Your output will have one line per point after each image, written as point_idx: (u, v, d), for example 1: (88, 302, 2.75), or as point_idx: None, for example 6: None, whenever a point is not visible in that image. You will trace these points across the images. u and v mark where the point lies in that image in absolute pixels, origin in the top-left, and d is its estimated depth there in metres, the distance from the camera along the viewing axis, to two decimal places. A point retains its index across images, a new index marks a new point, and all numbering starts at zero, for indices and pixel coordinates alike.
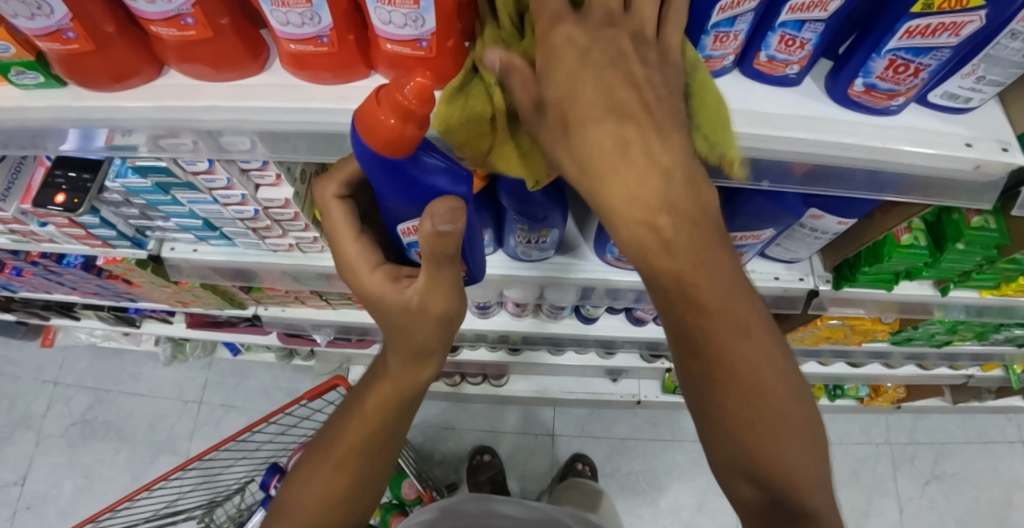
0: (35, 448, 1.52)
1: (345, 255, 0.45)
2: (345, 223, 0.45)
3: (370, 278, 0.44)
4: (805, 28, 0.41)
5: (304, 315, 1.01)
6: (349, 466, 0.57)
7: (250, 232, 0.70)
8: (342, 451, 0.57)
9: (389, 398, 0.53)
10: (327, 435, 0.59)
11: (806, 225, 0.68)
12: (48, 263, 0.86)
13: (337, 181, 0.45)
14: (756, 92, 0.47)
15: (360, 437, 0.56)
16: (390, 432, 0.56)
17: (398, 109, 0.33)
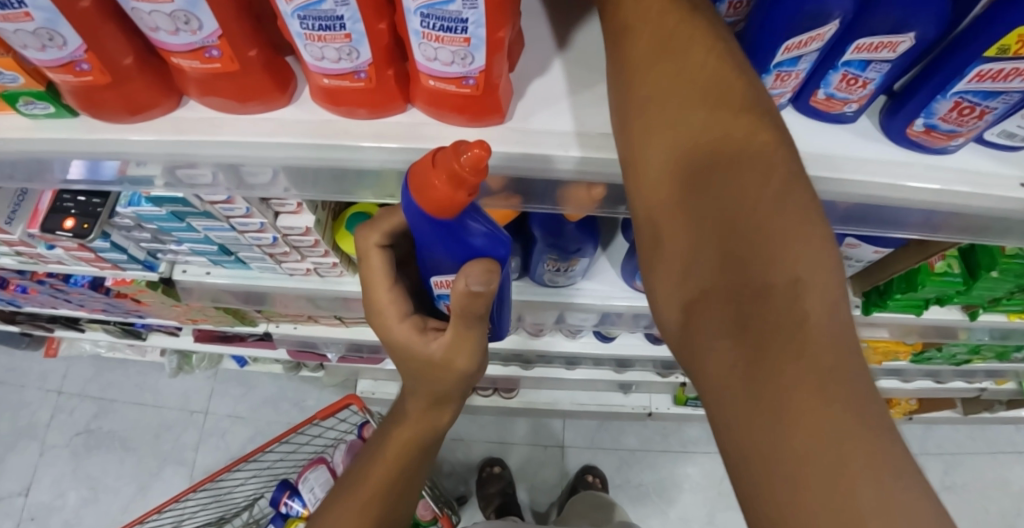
0: (39, 459, 1.50)
1: (377, 301, 0.43)
2: (384, 273, 0.43)
3: (400, 328, 0.43)
4: (870, 68, 0.39)
5: (316, 333, 0.99)
6: (372, 513, 0.54)
7: (267, 257, 0.67)
8: (365, 497, 0.54)
9: (412, 439, 0.51)
10: (346, 479, 0.57)
11: (840, 254, 0.66)
12: (55, 282, 0.84)
13: (381, 230, 0.42)
14: (809, 130, 0.44)
15: (382, 481, 0.54)
16: (411, 473, 0.54)
17: (452, 174, 0.32)
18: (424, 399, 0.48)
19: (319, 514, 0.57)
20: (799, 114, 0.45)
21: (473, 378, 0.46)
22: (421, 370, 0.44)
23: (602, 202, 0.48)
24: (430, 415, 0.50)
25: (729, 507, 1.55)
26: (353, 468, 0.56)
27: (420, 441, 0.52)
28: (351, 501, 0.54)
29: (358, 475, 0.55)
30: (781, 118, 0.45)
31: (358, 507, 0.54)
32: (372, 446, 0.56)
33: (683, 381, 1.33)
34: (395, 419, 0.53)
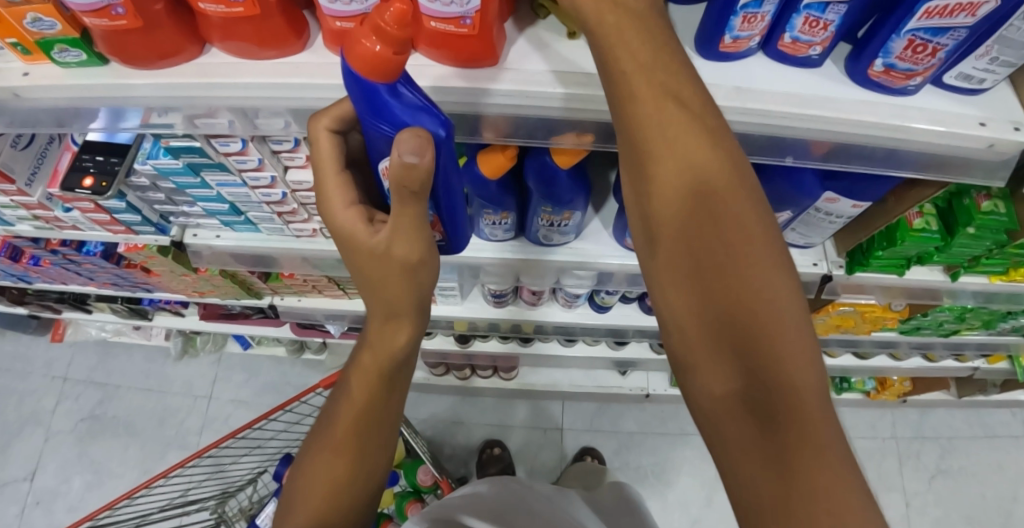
0: (45, 444, 1.52)
1: (327, 191, 0.45)
2: (332, 158, 0.44)
3: (344, 213, 0.43)
4: (828, 10, 0.42)
5: (320, 305, 1.01)
6: (347, 457, 0.51)
7: (275, 217, 0.70)
8: (337, 438, 0.52)
9: (377, 374, 0.49)
10: (319, 424, 0.55)
11: (821, 210, 0.69)
12: (68, 251, 0.87)
13: (330, 115, 0.44)
14: (781, 73, 0.48)
15: (352, 422, 0.51)
16: (386, 399, 0.51)
17: (376, 28, 0.34)
18: (380, 315, 0.47)
19: (298, 461, 0.55)
20: (770, 59, 0.49)
21: (425, 286, 0.44)
22: (370, 269, 0.43)
23: (594, 143, 0.51)
24: (391, 344, 0.48)
25: None
26: (326, 411, 0.55)
27: (385, 374, 0.49)
28: (325, 444, 0.52)
29: (330, 417, 0.53)
30: (755, 63, 0.49)
31: (331, 449, 0.52)
32: (340, 388, 0.53)
33: None
34: (360, 352, 0.50)
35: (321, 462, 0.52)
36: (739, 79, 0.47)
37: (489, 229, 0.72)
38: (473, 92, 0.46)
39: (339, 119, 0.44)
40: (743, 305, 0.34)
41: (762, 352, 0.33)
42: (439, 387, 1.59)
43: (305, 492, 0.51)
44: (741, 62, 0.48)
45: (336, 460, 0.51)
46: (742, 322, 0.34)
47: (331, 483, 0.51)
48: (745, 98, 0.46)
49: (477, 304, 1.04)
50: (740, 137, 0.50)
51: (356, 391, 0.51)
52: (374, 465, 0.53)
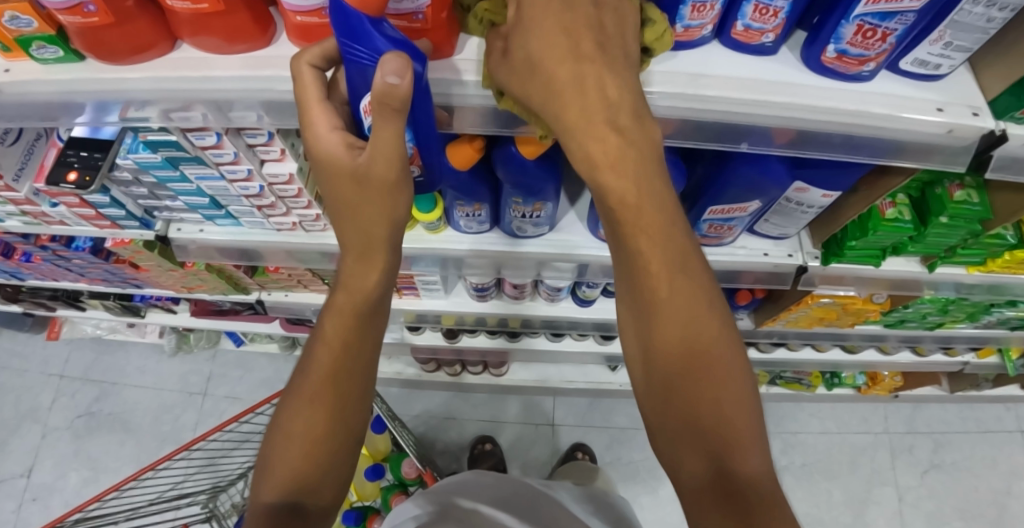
0: (42, 441, 1.54)
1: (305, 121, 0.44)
2: (316, 91, 0.43)
3: (327, 135, 0.43)
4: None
5: (307, 299, 1.03)
6: (330, 401, 0.52)
7: (255, 210, 0.72)
8: (318, 381, 0.53)
9: (355, 308, 0.51)
10: (293, 380, 0.55)
11: (792, 199, 0.69)
12: (57, 247, 0.89)
13: (316, 50, 0.43)
14: (736, 61, 0.49)
15: (332, 364, 0.53)
16: (361, 344, 0.53)
17: None
18: (359, 244, 0.49)
19: (272, 422, 0.54)
20: (725, 48, 0.50)
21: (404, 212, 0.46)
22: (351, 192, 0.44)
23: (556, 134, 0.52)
24: (373, 276, 0.50)
25: None
26: (300, 365, 0.55)
27: (364, 309, 0.51)
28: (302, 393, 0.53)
29: (306, 368, 0.54)
30: (710, 52, 0.49)
31: (310, 396, 0.52)
32: (315, 337, 0.54)
33: None
34: (336, 293, 0.52)
35: (301, 412, 0.52)
36: (695, 68, 0.48)
37: (463, 221, 0.73)
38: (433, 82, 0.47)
39: (325, 55, 0.44)
40: (707, 411, 0.42)
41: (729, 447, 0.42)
42: (431, 383, 1.60)
43: (288, 445, 0.52)
44: (698, 51, 0.49)
45: (319, 407, 0.52)
46: (710, 426, 0.42)
47: (310, 429, 0.52)
48: (699, 85, 0.47)
49: (462, 298, 1.05)
50: (697, 125, 0.50)
51: (334, 331, 0.53)
52: (356, 411, 0.54)
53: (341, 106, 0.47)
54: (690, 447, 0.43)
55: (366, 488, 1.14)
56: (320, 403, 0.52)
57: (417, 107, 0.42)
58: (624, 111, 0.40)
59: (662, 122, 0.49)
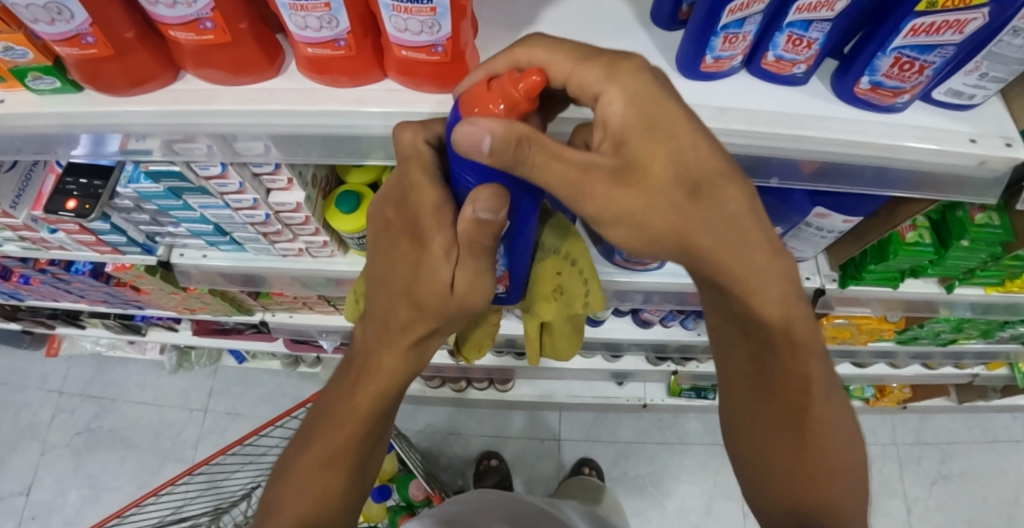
0: (40, 458, 1.52)
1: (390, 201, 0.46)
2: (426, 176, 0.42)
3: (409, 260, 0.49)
4: (812, 27, 0.41)
5: (311, 321, 1.01)
6: (340, 475, 0.54)
7: (260, 237, 0.69)
8: (325, 458, 0.53)
9: (385, 383, 0.52)
10: (299, 444, 0.56)
11: (812, 224, 0.67)
12: (57, 270, 0.87)
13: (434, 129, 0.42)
14: (764, 91, 0.47)
15: (341, 443, 0.53)
16: (386, 416, 0.55)
17: (508, 100, 0.35)
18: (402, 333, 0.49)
19: (284, 473, 0.55)
20: (753, 77, 0.47)
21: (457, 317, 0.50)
22: (423, 283, 0.45)
23: None
24: (403, 362, 0.51)
25: (726, 496, 1.56)
26: (308, 428, 0.56)
27: (387, 393, 0.52)
28: (308, 464, 0.54)
29: (314, 439, 0.54)
30: (737, 82, 0.47)
31: (328, 460, 0.53)
32: (326, 407, 0.55)
33: (676, 369, 1.34)
34: (359, 375, 0.53)
35: (321, 470, 0.53)
36: (723, 99, 0.46)
37: None
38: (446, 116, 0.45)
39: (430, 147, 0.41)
40: (819, 453, 0.51)
41: (815, 491, 0.52)
42: (435, 398, 1.58)
43: (296, 502, 0.53)
44: (722, 83, 0.47)
45: (329, 481, 0.53)
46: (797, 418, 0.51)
47: (327, 488, 0.53)
48: (727, 118, 0.45)
49: None
50: (723, 159, 0.48)
51: (349, 408, 0.53)
52: (355, 485, 0.55)
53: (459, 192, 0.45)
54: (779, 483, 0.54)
55: (371, 508, 1.12)
56: (337, 464, 0.54)
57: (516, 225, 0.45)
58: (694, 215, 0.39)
59: None
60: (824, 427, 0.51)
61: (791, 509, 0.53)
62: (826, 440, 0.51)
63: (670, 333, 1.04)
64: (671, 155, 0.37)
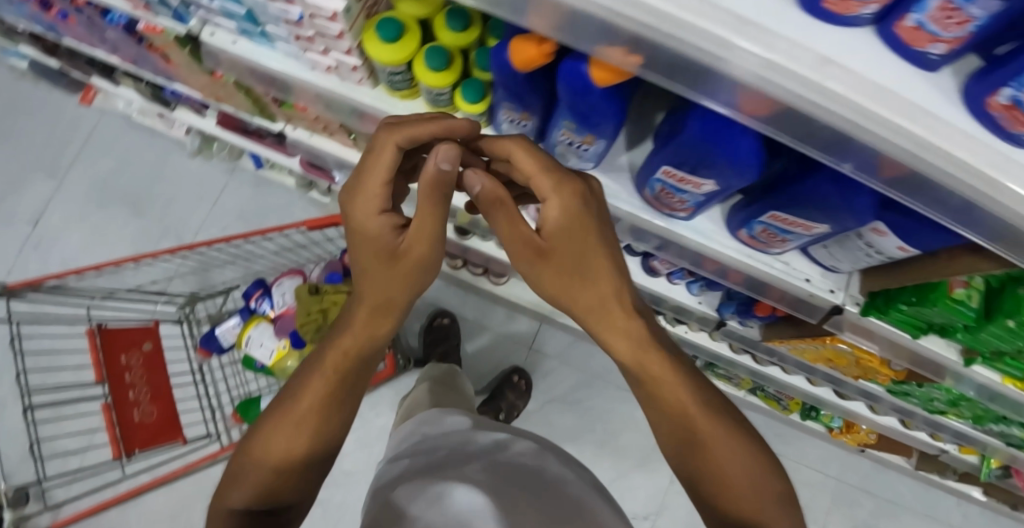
0: (54, 196, 1.59)
1: (348, 179, 0.59)
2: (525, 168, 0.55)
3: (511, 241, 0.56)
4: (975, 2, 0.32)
5: (327, 148, 0.95)
6: (308, 433, 0.59)
7: (292, 38, 0.65)
8: (297, 422, 0.59)
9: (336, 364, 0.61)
10: (282, 399, 0.61)
11: (863, 238, 0.60)
12: (92, 14, 0.86)
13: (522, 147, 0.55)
14: (885, 62, 0.40)
15: (327, 385, 0.60)
16: (344, 400, 0.61)
17: None
18: (386, 297, 0.60)
19: (257, 440, 0.59)
20: (879, 41, 0.40)
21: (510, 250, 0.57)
22: (382, 259, 0.59)
23: (638, 69, 0.42)
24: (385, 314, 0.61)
25: (661, 458, 1.61)
26: (290, 385, 0.63)
27: (371, 337, 0.62)
28: (300, 405, 0.59)
29: (298, 388, 0.61)
30: (857, 40, 0.40)
31: (297, 420, 0.59)
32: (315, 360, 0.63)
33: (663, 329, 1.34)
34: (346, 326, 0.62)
35: (288, 427, 0.58)
36: (835, 49, 0.39)
37: (503, 123, 0.64)
38: None
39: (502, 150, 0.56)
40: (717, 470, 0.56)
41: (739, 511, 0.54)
42: None
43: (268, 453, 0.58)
44: (843, 29, 0.40)
45: (314, 422, 0.59)
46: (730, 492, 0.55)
47: (291, 448, 0.58)
48: (825, 73, 0.38)
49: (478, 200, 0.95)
50: (800, 119, 0.40)
51: (337, 353, 0.61)
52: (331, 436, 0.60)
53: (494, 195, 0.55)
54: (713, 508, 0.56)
55: None
56: (303, 428, 0.59)
57: (595, 111, 0.50)
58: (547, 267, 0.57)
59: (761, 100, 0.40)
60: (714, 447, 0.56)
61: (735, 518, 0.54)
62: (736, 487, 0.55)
63: (671, 290, 1.01)
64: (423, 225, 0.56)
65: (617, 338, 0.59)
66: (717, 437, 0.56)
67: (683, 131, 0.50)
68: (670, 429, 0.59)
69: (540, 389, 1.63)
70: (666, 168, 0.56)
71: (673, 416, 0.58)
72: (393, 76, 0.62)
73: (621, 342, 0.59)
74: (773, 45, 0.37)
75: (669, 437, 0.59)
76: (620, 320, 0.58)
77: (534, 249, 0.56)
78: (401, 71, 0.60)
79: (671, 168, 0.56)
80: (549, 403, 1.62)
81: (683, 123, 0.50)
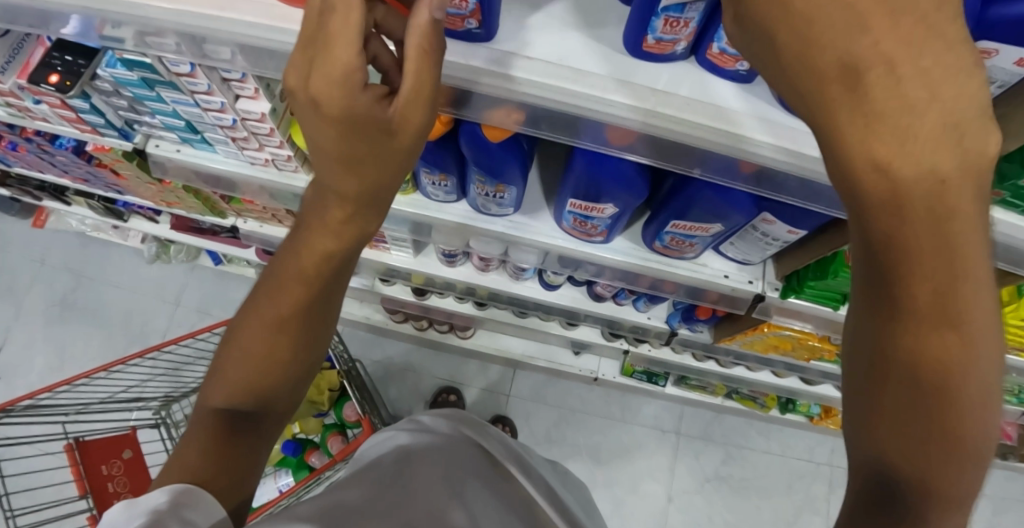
0: (14, 321, 1.59)
1: (299, 51, 0.40)
2: (349, 47, 0.37)
3: (357, 104, 0.39)
4: (687, 10, 0.42)
5: (279, 235, 1.02)
6: (287, 339, 0.54)
7: (229, 141, 0.72)
8: (276, 325, 0.54)
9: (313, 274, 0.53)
10: (243, 318, 0.56)
11: (758, 228, 0.68)
12: (41, 141, 0.92)
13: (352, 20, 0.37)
14: (708, 83, 0.48)
15: (283, 308, 0.54)
16: (314, 317, 0.55)
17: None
18: (358, 198, 0.47)
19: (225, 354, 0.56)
20: (701, 68, 0.49)
21: (367, 157, 0.43)
22: (360, 137, 0.42)
23: (520, 127, 0.51)
24: (351, 220, 0.49)
25: (654, 477, 1.64)
26: (250, 304, 0.57)
27: (330, 251, 0.51)
28: (255, 333, 0.54)
29: (259, 305, 0.55)
30: (684, 70, 0.49)
31: (278, 322, 0.54)
32: (274, 271, 0.55)
33: (628, 349, 1.41)
34: (304, 233, 0.52)
35: (254, 333, 0.54)
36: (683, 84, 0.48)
37: (429, 188, 0.71)
38: None
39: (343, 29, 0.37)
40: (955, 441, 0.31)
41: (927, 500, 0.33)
42: (398, 333, 1.63)
43: (235, 364, 0.54)
44: (679, 68, 0.48)
45: (279, 328, 0.54)
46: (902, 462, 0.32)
47: (255, 354, 0.54)
48: (658, 101, 0.46)
49: (428, 259, 1.05)
50: (655, 140, 0.49)
51: (296, 270, 0.53)
52: (294, 363, 0.56)
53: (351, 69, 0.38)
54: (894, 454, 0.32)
55: (309, 422, 1.28)
56: (276, 346, 0.54)
57: (502, 164, 0.58)
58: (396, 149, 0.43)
59: (621, 131, 0.48)
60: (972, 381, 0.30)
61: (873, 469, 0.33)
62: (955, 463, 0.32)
63: (620, 311, 1.08)
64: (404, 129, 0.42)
65: (898, 150, 0.25)
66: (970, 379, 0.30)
67: (576, 164, 0.59)
68: (928, 347, 0.29)
69: (525, 430, 1.65)
70: (572, 200, 0.64)
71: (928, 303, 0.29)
72: None
73: (884, 161, 0.26)
74: (634, 96, 0.46)
75: (876, 358, 0.31)
76: (922, 122, 0.25)
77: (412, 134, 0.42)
78: None
79: (577, 199, 0.64)
80: (536, 443, 1.64)
81: (575, 159, 0.59)
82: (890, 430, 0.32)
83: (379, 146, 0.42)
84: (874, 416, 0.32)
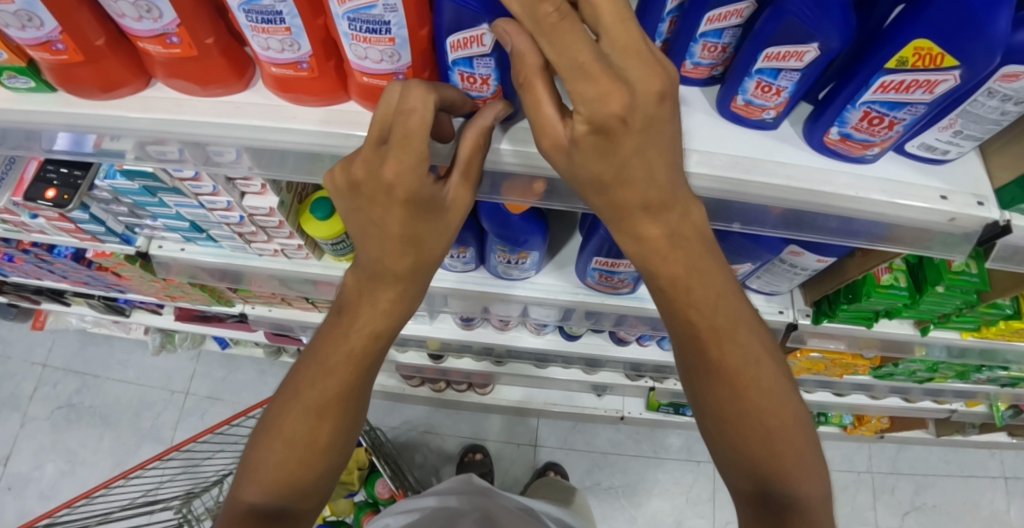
0: (20, 430, 1.54)
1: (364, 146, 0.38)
2: (423, 132, 0.36)
3: (418, 182, 0.38)
4: (477, 64, 0.39)
5: (291, 316, 1.01)
6: (331, 422, 0.49)
7: (236, 236, 0.70)
8: (317, 412, 0.49)
9: (356, 356, 0.49)
10: (275, 409, 0.51)
11: (785, 261, 0.67)
12: (39, 252, 0.88)
13: (427, 88, 0.36)
14: (734, 134, 0.48)
15: (327, 395, 0.49)
16: (360, 390, 0.51)
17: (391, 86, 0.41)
18: (400, 272, 0.45)
19: (251, 450, 0.51)
20: (725, 119, 0.49)
21: (423, 231, 0.43)
22: (422, 217, 0.41)
23: (540, 199, 0.50)
24: (402, 300, 0.48)
25: (697, 513, 1.57)
26: (280, 394, 0.51)
27: (378, 334, 0.49)
28: (293, 421, 0.49)
29: (299, 392, 0.50)
30: (708, 124, 0.49)
31: (318, 410, 0.49)
32: (308, 358, 0.51)
33: (653, 386, 1.38)
34: (349, 317, 0.49)
35: (291, 421, 0.49)
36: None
37: (449, 260, 0.71)
38: (360, 137, 0.45)
39: (412, 106, 0.35)
40: (774, 446, 0.45)
41: (784, 483, 0.45)
42: (414, 396, 1.59)
43: (270, 461, 0.49)
44: None
45: (319, 414, 0.49)
46: (767, 462, 0.45)
47: (299, 440, 0.49)
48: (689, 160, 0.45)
49: (443, 324, 1.02)
50: None
51: (338, 356, 0.49)
52: (338, 450, 0.51)
53: (418, 148, 0.37)
54: (742, 469, 0.47)
55: (339, 504, 1.24)
56: (320, 429, 0.49)
57: (525, 228, 0.59)
58: (448, 222, 0.43)
59: None
60: (772, 393, 0.46)
61: (754, 481, 0.47)
62: (777, 440, 0.45)
63: (644, 352, 1.06)
64: (457, 205, 0.43)
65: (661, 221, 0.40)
66: (770, 387, 0.45)
67: (600, 227, 0.59)
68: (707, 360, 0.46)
69: None
70: (598, 258, 0.64)
71: (717, 353, 0.45)
72: (332, 245, 0.70)
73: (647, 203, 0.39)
74: None
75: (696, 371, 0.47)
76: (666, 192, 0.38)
77: (458, 211, 0.43)
78: (336, 241, 0.68)
79: (602, 257, 0.64)
80: None
81: (600, 222, 0.59)
82: (730, 433, 0.47)
83: (435, 220, 0.42)
84: (730, 428, 0.46)
